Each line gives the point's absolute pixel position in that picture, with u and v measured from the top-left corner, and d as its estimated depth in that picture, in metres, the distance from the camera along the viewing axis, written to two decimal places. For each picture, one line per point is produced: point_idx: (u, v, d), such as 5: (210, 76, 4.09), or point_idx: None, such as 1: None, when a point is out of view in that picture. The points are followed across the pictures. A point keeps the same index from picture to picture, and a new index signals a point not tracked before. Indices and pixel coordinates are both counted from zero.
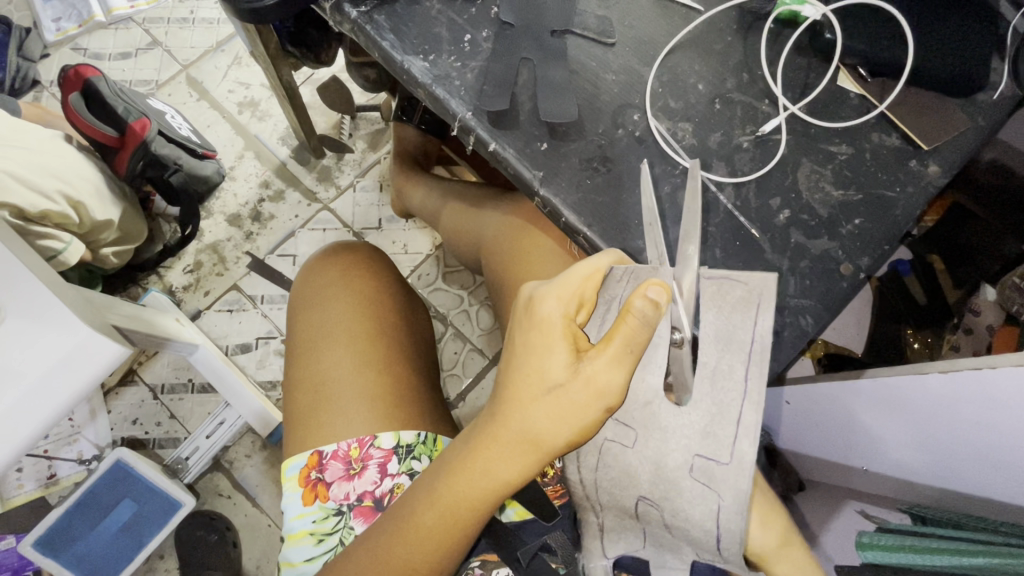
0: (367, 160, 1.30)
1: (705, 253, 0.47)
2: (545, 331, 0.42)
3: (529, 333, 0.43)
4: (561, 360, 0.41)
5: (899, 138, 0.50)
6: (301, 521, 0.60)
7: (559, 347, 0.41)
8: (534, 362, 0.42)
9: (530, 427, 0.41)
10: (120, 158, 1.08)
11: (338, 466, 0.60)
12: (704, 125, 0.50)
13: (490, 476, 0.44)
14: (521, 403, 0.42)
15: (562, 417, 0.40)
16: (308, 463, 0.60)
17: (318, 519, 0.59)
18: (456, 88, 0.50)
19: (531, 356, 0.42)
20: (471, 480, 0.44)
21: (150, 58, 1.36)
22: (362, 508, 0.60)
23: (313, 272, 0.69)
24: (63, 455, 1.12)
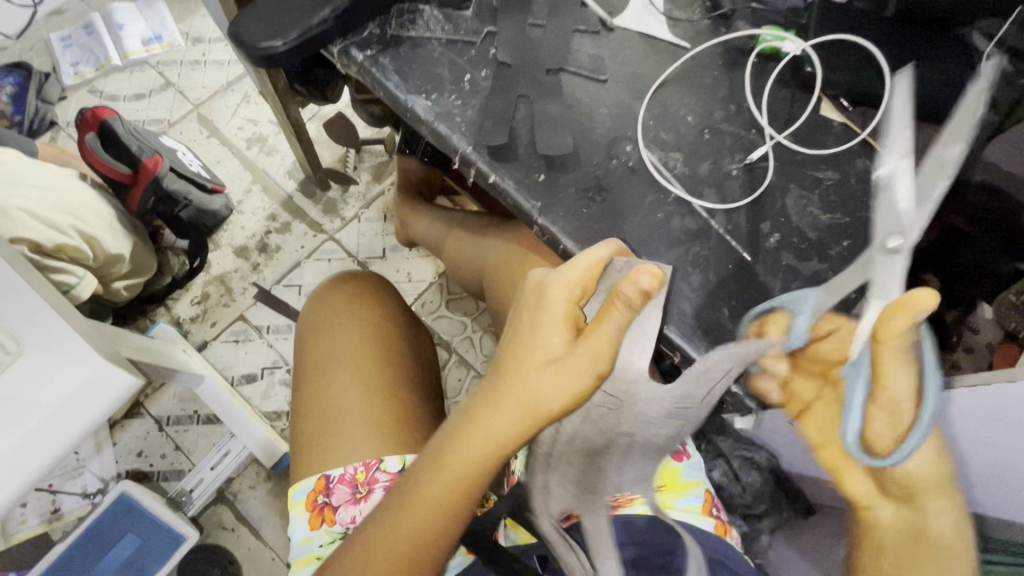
0: (371, 192, 1.33)
1: (699, 276, 0.49)
2: (546, 309, 0.44)
3: (531, 311, 0.45)
4: (562, 335, 0.43)
5: (882, 163, 0.52)
6: (309, 546, 0.60)
7: (557, 323, 0.43)
8: (537, 336, 0.43)
9: (531, 396, 0.42)
10: (132, 194, 1.12)
11: (345, 490, 0.60)
12: (693, 154, 0.52)
13: (489, 444, 0.42)
14: (522, 371, 0.43)
15: (561, 386, 0.42)
16: (316, 487, 0.61)
17: (325, 543, 0.60)
18: (457, 124, 0.53)
19: (535, 332, 0.44)
20: (472, 451, 0.43)
21: (163, 99, 1.42)
22: None
23: (321, 297, 0.71)
24: (68, 488, 1.12)
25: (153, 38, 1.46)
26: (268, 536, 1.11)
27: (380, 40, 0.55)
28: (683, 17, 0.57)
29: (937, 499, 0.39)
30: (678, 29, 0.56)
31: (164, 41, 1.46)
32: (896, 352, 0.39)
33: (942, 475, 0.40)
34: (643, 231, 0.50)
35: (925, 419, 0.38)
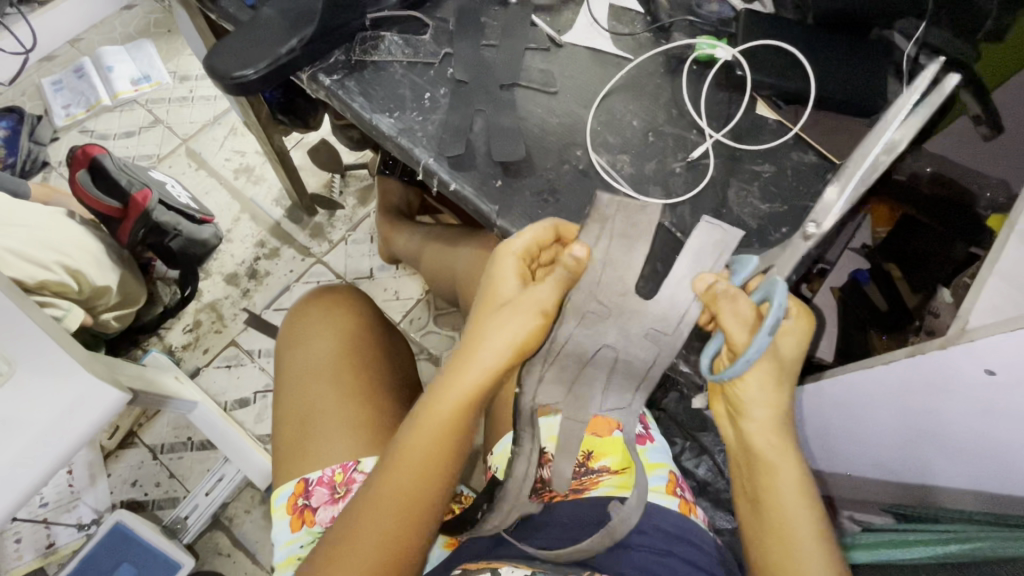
0: (357, 215, 1.37)
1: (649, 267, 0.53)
2: (495, 278, 0.49)
3: (486, 275, 0.50)
4: (512, 283, 0.49)
5: (815, 155, 0.56)
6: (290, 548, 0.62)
7: (506, 284, 0.49)
8: (492, 289, 0.49)
9: (491, 334, 0.46)
10: (123, 227, 1.16)
11: (323, 491, 0.62)
12: (640, 155, 0.56)
13: (453, 394, 0.46)
14: (483, 319, 0.47)
15: (512, 325, 0.46)
16: (296, 490, 0.63)
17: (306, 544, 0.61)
18: (419, 139, 0.57)
19: (489, 286, 0.49)
20: (438, 402, 0.46)
21: (152, 135, 1.47)
22: None
23: (299, 311, 0.74)
24: (62, 521, 1.13)
25: (141, 78, 1.52)
26: (264, 559, 1.11)
27: (345, 66, 0.60)
28: (626, 32, 0.62)
29: (756, 424, 0.46)
30: (623, 43, 0.61)
31: (152, 81, 1.52)
32: (738, 309, 0.45)
33: (775, 404, 0.45)
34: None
35: (746, 354, 0.43)
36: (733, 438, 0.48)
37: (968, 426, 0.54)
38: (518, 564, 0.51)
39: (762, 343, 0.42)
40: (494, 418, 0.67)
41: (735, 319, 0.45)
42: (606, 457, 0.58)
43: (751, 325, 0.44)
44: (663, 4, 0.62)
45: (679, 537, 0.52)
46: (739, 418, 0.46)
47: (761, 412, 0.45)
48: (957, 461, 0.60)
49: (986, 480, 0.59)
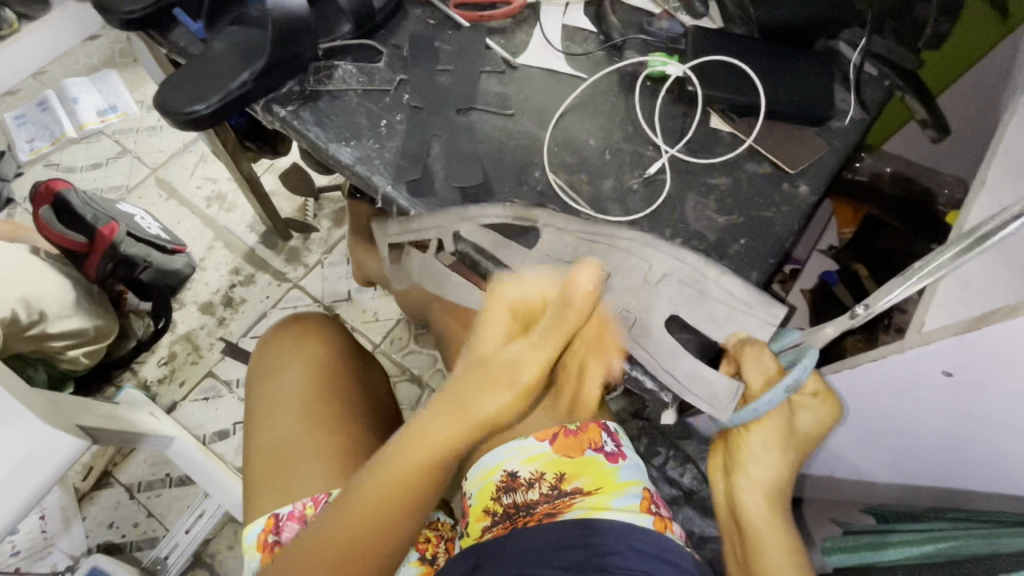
0: (332, 237, 1.36)
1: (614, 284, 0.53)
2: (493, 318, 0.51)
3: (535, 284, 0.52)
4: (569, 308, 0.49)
5: (769, 166, 0.57)
6: None
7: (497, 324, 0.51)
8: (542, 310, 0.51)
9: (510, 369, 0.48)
10: (90, 262, 1.13)
11: (294, 527, 0.61)
12: (598, 173, 0.57)
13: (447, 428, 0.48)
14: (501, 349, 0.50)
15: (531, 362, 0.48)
16: (266, 527, 0.62)
17: None
18: (376, 166, 0.57)
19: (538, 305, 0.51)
20: (436, 426, 0.48)
21: (119, 166, 1.45)
22: None
23: (268, 342, 0.74)
24: (36, 570, 1.09)
25: (107, 109, 1.50)
26: None
27: (300, 96, 0.60)
28: (580, 51, 0.62)
29: (749, 482, 0.51)
30: (577, 62, 0.62)
31: (119, 111, 1.50)
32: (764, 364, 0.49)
33: (773, 468, 0.51)
34: (557, 248, 0.54)
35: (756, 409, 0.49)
36: (724, 491, 0.54)
37: (935, 428, 0.55)
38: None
39: (777, 397, 0.48)
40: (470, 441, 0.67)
41: (758, 371, 0.49)
42: (579, 479, 0.58)
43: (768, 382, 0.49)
44: (614, 23, 0.63)
45: (656, 556, 0.52)
46: (734, 473, 0.52)
47: (758, 474, 0.51)
48: (931, 459, 0.60)
49: (958, 479, 0.60)
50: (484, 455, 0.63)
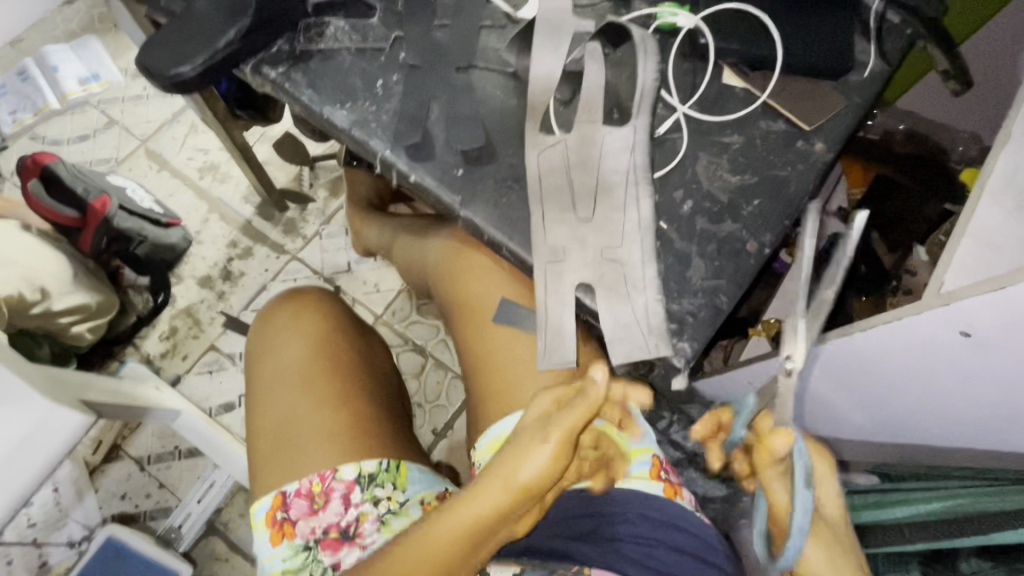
0: (330, 208, 1.34)
1: (620, 253, 0.52)
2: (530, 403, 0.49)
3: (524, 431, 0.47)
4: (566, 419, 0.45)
5: (783, 122, 0.55)
6: (273, 562, 0.64)
7: (534, 409, 0.48)
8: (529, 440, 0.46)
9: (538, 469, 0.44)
10: (83, 237, 1.11)
11: (302, 504, 0.64)
12: (595, 136, 0.53)
13: (473, 522, 0.46)
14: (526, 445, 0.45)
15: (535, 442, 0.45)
16: (274, 505, 0.65)
17: (288, 558, 0.63)
18: (373, 129, 0.55)
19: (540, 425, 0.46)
20: (458, 520, 0.46)
21: (108, 137, 1.40)
22: (328, 540, 0.64)
23: (267, 316, 0.75)
24: (53, 541, 1.10)
25: (90, 76, 1.44)
26: None
27: (289, 56, 0.57)
28: (585, 2, 0.59)
29: None
30: (582, 14, 0.58)
31: (102, 79, 1.44)
32: (778, 473, 0.44)
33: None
34: (563, 213, 0.53)
35: (797, 524, 0.42)
36: None
37: (948, 389, 0.55)
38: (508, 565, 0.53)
39: (808, 498, 0.42)
40: (472, 412, 0.68)
41: (778, 481, 0.44)
42: None
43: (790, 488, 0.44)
44: None
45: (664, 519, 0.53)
46: None
47: None
48: (937, 420, 0.60)
49: (967, 438, 0.60)
50: (489, 427, 0.63)
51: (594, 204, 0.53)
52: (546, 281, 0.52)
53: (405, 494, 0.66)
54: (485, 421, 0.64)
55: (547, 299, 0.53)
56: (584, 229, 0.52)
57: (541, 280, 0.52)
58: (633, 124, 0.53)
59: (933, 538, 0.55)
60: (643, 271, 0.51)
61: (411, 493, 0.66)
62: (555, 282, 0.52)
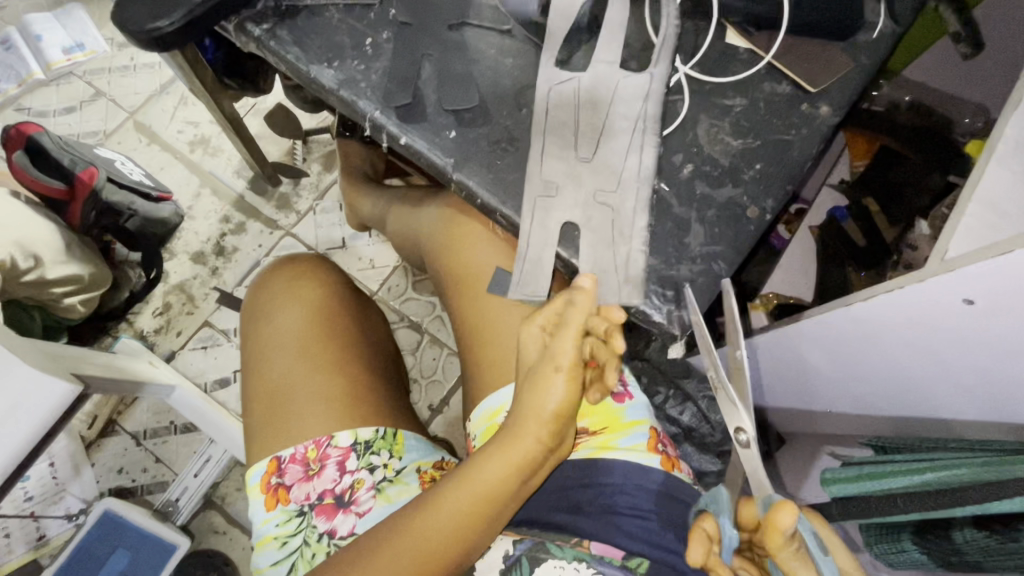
0: (323, 182, 1.31)
1: (613, 199, 0.51)
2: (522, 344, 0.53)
3: (535, 371, 0.51)
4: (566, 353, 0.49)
5: (788, 84, 0.53)
6: (267, 526, 0.64)
7: (530, 349, 0.52)
8: (542, 381, 0.50)
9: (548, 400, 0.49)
10: (72, 210, 1.07)
11: (296, 469, 0.65)
12: (610, 79, 0.53)
13: (509, 459, 0.50)
14: (532, 382, 0.50)
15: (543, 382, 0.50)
16: (269, 469, 0.66)
17: (281, 522, 0.64)
18: (362, 90, 0.54)
19: (547, 366, 0.50)
20: (493, 461, 0.50)
21: (94, 109, 1.37)
22: (322, 506, 0.63)
23: (262, 284, 0.77)
24: (51, 514, 1.10)
25: (74, 45, 1.40)
26: None
27: (275, 13, 0.55)
28: None
29: None
30: None
31: (87, 49, 1.40)
32: (795, 555, 0.44)
33: None
34: (556, 173, 0.52)
35: None
36: None
37: (946, 358, 0.54)
38: (503, 532, 0.52)
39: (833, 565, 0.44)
40: (466, 382, 0.67)
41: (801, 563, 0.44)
42: (585, 419, 0.59)
43: (810, 563, 0.44)
44: None
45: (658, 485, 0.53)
46: None
47: None
48: (931, 390, 0.61)
49: (962, 409, 0.60)
50: (484, 397, 0.62)
51: (597, 145, 0.52)
52: (532, 229, 0.51)
53: (400, 462, 0.65)
54: (478, 391, 0.63)
55: (527, 254, 0.52)
56: (582, 169, 0.52)
57: (530, 214, 0.51)
58: (649, 71, 0.52)
59: (927, 508, 0.55)
60: (640, 234, 0.50)
61: (407, 461, 0.66)
62: (545, 229, 0.51)
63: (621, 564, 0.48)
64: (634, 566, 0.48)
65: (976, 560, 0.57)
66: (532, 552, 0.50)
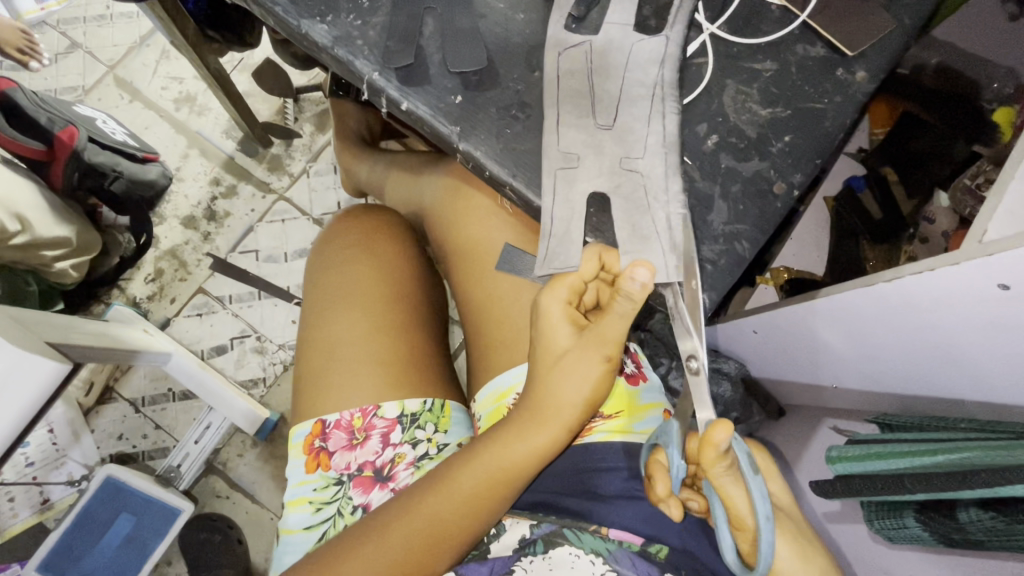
0: (317, 144, 1.26)
1: (641, 165, 0.49)
2: (547, 325, 0.51)
3: (563, 359, 0.50)
4: (598, 346, 0.49)
5: (823, 47, 0.51)
6: (303, 488, 0.63)
7: (560, 335, 0.50)
8: (572, 368, 0.49)
9: (577, 392, 0.49)
10: (53, 172, 1.00)
11: (341, 436, 0.63)
12: (624, 41, 0.51)
13: (529, 445, 0.50)
14: (557, 371, 0.50)
15: (579, 376, 0.49)
16: (313, 431, 0.64)
17: (319, 488, 0.62)
18: (358, 48, 0.52)
19: (579, 355, 0.49)
20: (512, 445, 0.50)
21: (72, 63, 1.29)
22: (362, 478, 0.62)
23: (338, 228, 0.74)
24: (53, 479, 1.11)
25: None
26: (264, 498, 1.13)
27: None
28: None
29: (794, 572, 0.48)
30: None
31: None
32: (727, 471, 0.46)
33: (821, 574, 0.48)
34: (574, 144, 0.49)
35: (763, 515, 0.44)
36: None
37: (968, 339, 0.55)
38: (520, 517, 0.54)
39: (759, 485, 0.45)
40: (470, 362, 0.66)
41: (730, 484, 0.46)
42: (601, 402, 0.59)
43: (739, 481, 0.46)
44: None
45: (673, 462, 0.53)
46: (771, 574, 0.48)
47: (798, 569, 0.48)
48: (938, 373, 0.61)
49: (969, 390, 0.60)
50: (491, 378, 0.61)
51: (616, 112, 0.50)
52: (556, 203, 0.49)
53: (445, 437, 0.64)
54: (485, 369, 0.62)
55: (554, 229, 0.49)
56: (605, 139, 0.50)
57: (552, 187, 0.49)
58: (665, 34, 0.50)
59: (936, 488, 0.54)
60: (667, 210, 0.48)
61: (452, 437, 0.64)
62: (570, 204, 0.49)
63: (639, 549, 0.49)
64: (654, 553, 0.49)
65: (979, 538, 0.57)
66: (548, 537, 0.51)
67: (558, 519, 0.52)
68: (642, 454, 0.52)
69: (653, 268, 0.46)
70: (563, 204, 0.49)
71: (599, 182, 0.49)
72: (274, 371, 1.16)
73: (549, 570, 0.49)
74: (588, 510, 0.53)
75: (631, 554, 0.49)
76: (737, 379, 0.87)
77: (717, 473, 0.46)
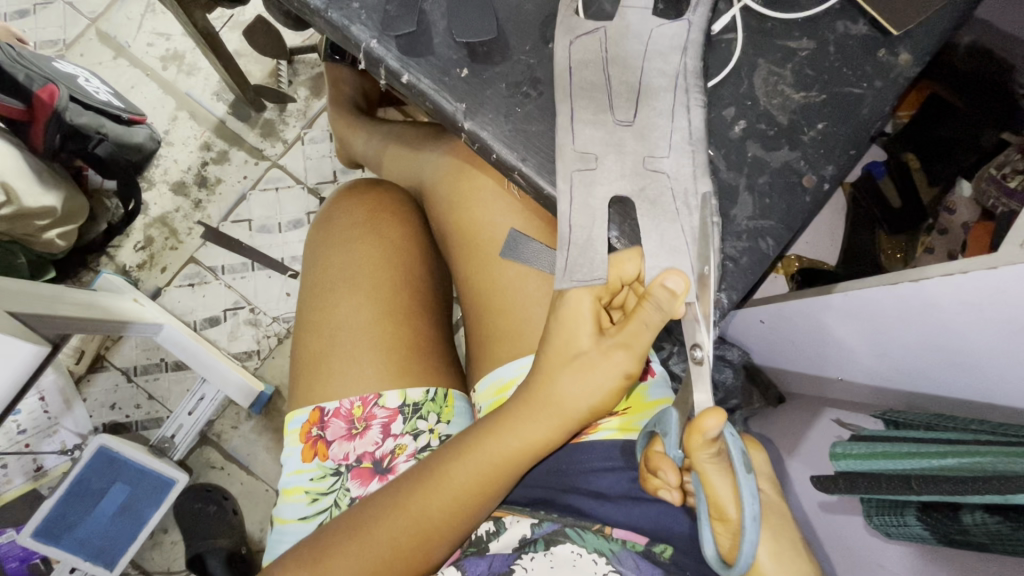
0: (312, 109, 1.20)
1: (666, 165, 0.46)
2: (569, 327, 0.47)
3: (578, 358, 0.47)
4: (615, 349, 0.46)
5: (865, 24, 0.48)
6: (299, 477, 0.61)
7: (579, 336, 0.47)
8: (586, 368, 0.47)
9: (588, 396, 0.47)
10: (34, 132, 0.94)
11: (340, 425, 0.61)
12: (645, 14, 0.47)
13: (531, 443, 0.48)
14: (568, 371, 0.47)
15: (592, 379, 0.46)
16: (311, 419, 0.62)
17: (316, 478, 0.61)
18: (355, 12, 0.48)
19: (594, 356, 0.46)
20: (511, 441, 0.49)
21: (50, 15, 1.21)
22: (360, 469, 0.60)
23: (341, 205, 0.70)
24: (46, 448, 1.08)
25: None
26: (259, 470, 1.12)
27: None
28: None
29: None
30: None
31: None
32: (712, 459, 0.43)
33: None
34: (592, 144, 0.46)
35: (750, 514, 0.40)
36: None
37: (987, 348, 0.54)
38: (522, 516, 0.52)
39: (752, 482, 0.41)
40: (468, 352, 0.64)
41: (719, 475, 0.43)
42: None
43: (727, 472, 0.43)
44: None
45: None
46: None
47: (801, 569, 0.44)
48: (954, 375, 0.60)
49: (978, 392, 0.59)
50: (493, 369, 0.59)
51: (636, 94, 0.46)
52: (574, 208, 0.46)
53: (448, 428, 0.62)
54: (486, 361, 0.60)
55: (573, 237, 0.46)
56: (623, 119, 0.46)
57: (565, 177, 0.46)
58: (686, 17, 0.47)
59: (945, 492, 0.52)
60: (692, 201, 0.45)
61: (454, 428, 0.62)
62: (591, 208, 0.46)
63: (643, 550, 0.48)
64: (658, 552, 0.47)
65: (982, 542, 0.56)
66: (550, 536, 0.50)
67: (561, 517, 0.51)
68: (639, 441, 0.50)
69: (685, 278, 0.44)
70: (580, 194, 0.46)
71: (617, 169, 0.46)
72: (269, 344, 1.14)
73: (550, 567, 0.48)
74: (592, 509, 0.51)
75: (635, 555, 0.47)
76: (740, 366, 0.84)
77: (708, 462, 0.43)
